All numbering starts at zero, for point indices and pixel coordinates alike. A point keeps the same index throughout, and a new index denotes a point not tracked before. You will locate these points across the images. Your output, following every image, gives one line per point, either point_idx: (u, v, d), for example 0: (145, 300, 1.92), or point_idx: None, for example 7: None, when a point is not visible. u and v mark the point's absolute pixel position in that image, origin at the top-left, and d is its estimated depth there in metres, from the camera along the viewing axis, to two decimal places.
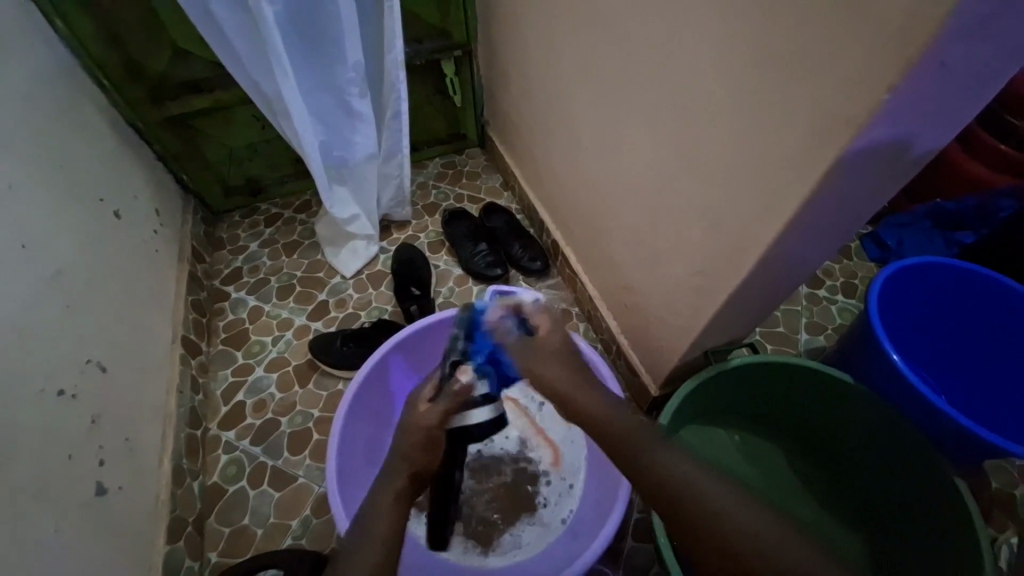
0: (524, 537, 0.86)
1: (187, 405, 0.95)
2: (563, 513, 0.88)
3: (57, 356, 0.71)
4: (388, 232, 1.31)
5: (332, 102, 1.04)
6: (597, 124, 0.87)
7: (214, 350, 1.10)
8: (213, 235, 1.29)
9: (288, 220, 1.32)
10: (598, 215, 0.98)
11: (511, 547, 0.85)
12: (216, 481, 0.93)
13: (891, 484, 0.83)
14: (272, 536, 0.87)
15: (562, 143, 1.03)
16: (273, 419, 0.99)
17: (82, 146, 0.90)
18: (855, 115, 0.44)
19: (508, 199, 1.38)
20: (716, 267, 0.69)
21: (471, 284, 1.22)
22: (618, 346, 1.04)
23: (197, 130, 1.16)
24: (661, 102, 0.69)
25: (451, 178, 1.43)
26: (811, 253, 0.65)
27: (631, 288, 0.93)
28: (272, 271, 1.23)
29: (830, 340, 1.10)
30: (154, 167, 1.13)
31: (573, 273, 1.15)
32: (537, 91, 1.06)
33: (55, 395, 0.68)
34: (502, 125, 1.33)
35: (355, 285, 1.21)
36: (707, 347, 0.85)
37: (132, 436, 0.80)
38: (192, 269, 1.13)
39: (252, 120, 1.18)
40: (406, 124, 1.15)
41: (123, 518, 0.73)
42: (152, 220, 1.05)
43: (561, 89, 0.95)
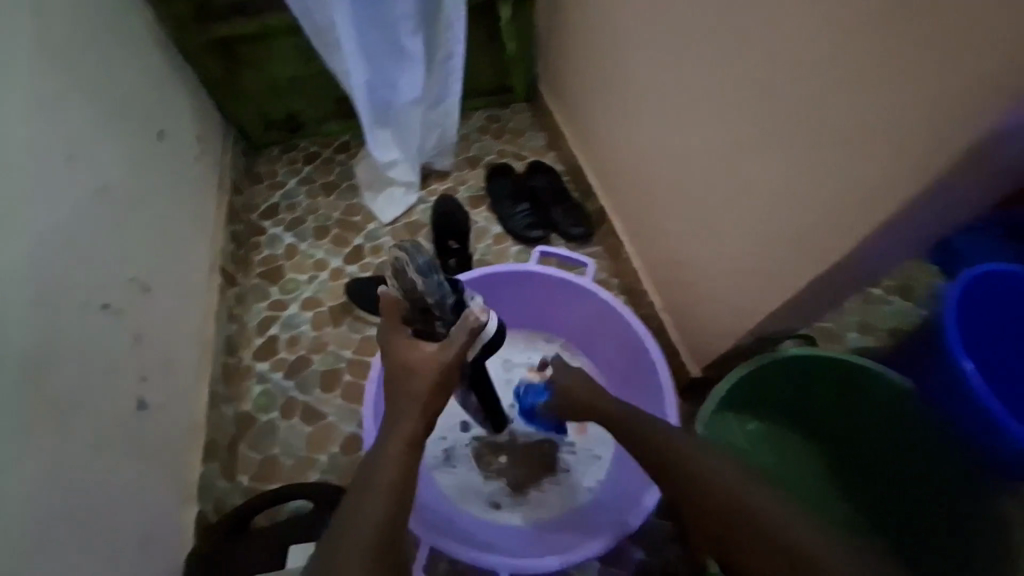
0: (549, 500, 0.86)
1: (222, 333, 0.96)
2: (589, 481, 0.87)
3: (102, 271, 0.70)
4: (427, 181, 1.27)
5: (383, 36, 0.98)
6: (669, 82, 0.80)
7: (250, 283, 1.09)
8: (251, 168, 1.27)
9: (327, 160, 1.29)
10: (654, 183, 0.92)
11: (539, 506, 0.86)
12: (247, 410, 0.94)
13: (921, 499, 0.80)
14: (300, 467, 0.89)
15: (623, 102, 0.96)
16: (305, 357, 1.00)
17: (128, 58, 0.86)
18: None
19: (553, 159, 1.32)
20: None
21: (509, 244, 1.18)
22: (660, 322, 1.01)
23: (241, 57, 1.12)
24: (753, 59, 0.63)
25: (495, 133, 1.37)
26: (903, 241, 0.59)
27: (683, 263, 0.89)
28: (310, 210, 1.21)
29: (881, 341, 1.05)
30: (197, 90, 1.10)
31: (619, 243, 1.10)
32: (601, 43, 0.99)
33: (100, 308, 0.68)
34: (555, 79, 1.26)
35: (391, 233, 1.18)
36: (758, 332, 0.81)
37: (171, 357, 0.81)
38: (230, 199, 1.12)
39: (298, 50, 1.13)
40: (457, 68, 1.08)
41: (160, 435, 0.75)
42: (194, 145, 1.03)
43: (632, 42, 0.88)
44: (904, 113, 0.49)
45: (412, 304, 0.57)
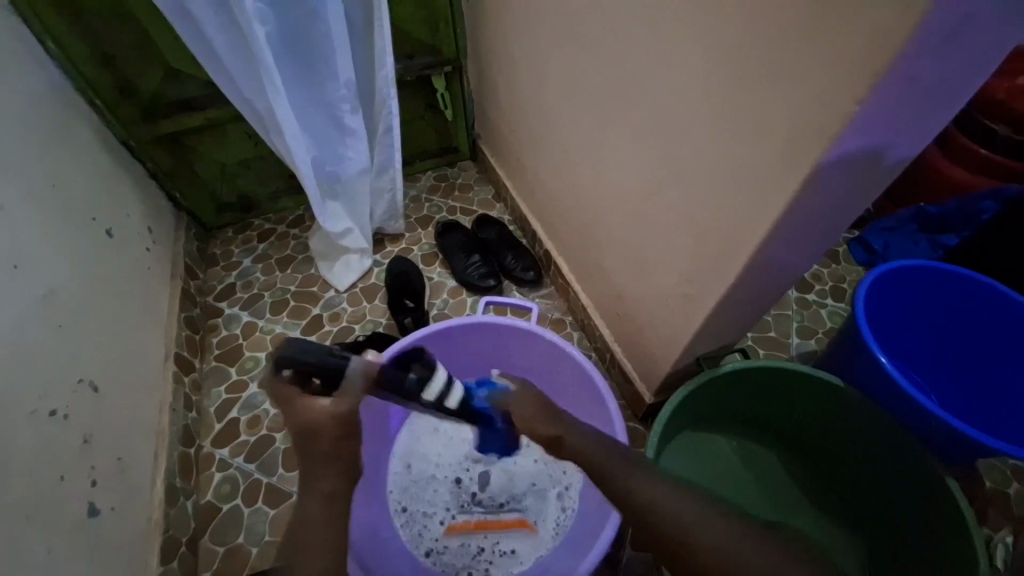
0: (535, 535, 0.85)
1: (180, 422, 0.95)
2: (564, 505, 0.87)
3: (47, 377, 0.70)
4: (382, 244, 1.32)
5: (324, 118, 1.05)
6: (584, 136, 0.89)
7: (208, 366, 1.09)
8: (206, 251, 1.29)
9: (281, 235, 1.32)
10: (587, 226, 0.99)
11: (524, 551, 0.84)
12: (210, 499, 0.92)
13: (872, 475, 0.85)
14: (268, 554, 0.86)
15: (552, 155, 1.05)
16: (268, 435, 0.99)
17: (73, 164, 0.89)
18: (830, 126, 0.45)
19: (500, 210, 1.39)
20: (704, 274, 0.70)
21: (466, 295, 1.22)
22: (612, 354, 1.05)
23: (189, 148, 1.16)
24: (643, 115, 0.71)
25: (443, 191, 1.44)
26: (795, 260, 0.66)
27: (623, 296, 0.94)
28: (266, 286, 1.23)
29: (821, 344, 1.12)
30: (146, 185, 1.13)
31: (566, 283, 1.15)
32: (525, 105, 1.08)
33: (48, 415, 0.68)
34: (492, 138, 1.35)
35: (348, 298, 1.21)
36: (699, 354, 0.86)
37: (124, 456, 0.79)
38: (185, 285, 1.13)
39: (245, 137, 1.19)
40: (397, 139, 1.16)
41: (114, 540, 0.73)
42: (145, 237, 1.05)
43: (550, 103, 0.97)
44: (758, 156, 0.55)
45: (413, 300, 1.16)
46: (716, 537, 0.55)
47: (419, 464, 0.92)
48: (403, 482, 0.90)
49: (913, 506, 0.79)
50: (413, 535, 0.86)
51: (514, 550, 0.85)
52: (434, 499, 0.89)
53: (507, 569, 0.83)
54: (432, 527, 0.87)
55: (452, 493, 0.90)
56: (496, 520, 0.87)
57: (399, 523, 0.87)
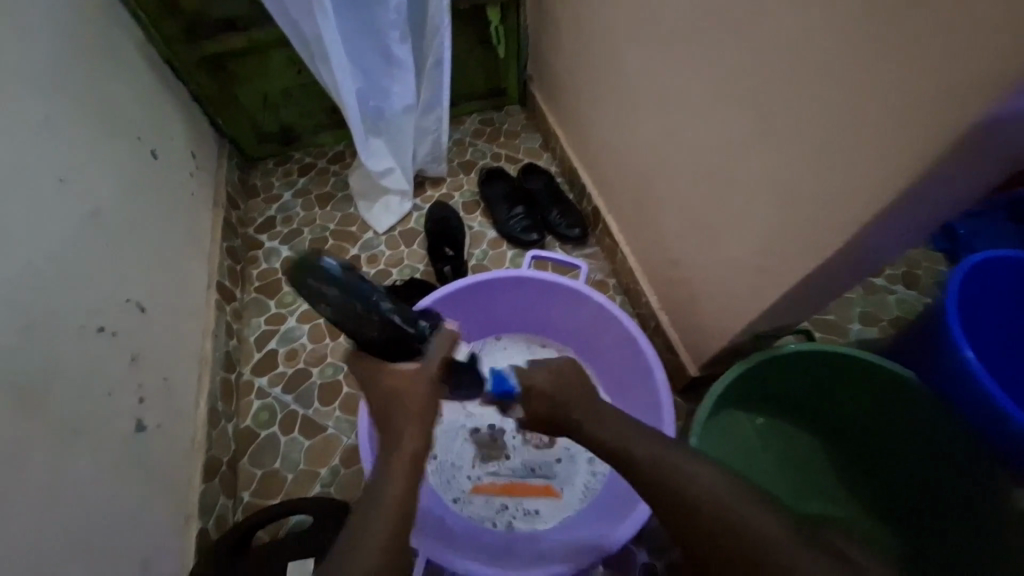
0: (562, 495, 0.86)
1: (222, 349, 0.97)
2: (594, 470, 0.87)
3: (95, 293, 0.70)
4: (422, 188, 1.27)
5: (371, 46, 0.98)
6: (657, 81, 0.79)
7: (249, 297, 1.10)
8: (247, 182, 1.28)
9: (322, 171, 1.29)
10: (646, 184, 0.91)
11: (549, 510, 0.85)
12: (249, 425, 0.95)
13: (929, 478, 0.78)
14: (302, 481, 0.90)
15: (613, 102, 0.95)
16: (304, 370, 1.00)
17: (116, 77, 0.86)
18: (1002, 73, 0.37)
19: (547, 161, 1.31)
20: (785, 245, 0.63)
21: (505, 248, 1.18)
22: (656, 322, 1.00)
23: (232, 72, 1.12)
24: (738, 57, 0.61)
25: (488, 136, 1.37)
26: (897, 236, 0.58)
27: (679, 263, 0.88)
28: (306, 222, 1.21)
29: (884, 332, 1.03)
30: (189, 108, 1.10)
31: (614, 244, 1.09)
32: (590, 42, 0.97)
33: (96, 331, 0.69)
34: (546, 80, 1.25)
35: (387, 241, 1.18)
36: (758, 331, 0.79)
37: (169, 377, 0.81)
38: (227, 215, 1.13)
39: (288, 63, 1.13)
40: (447, 74, 1.08)
41: (161, 454, 0.76)
42: (188, 162, 1.03)
43: (619, 41, 0.86)
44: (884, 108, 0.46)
45: (453, 248, 1.12)
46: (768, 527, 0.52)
47: (452, 413, 0.92)
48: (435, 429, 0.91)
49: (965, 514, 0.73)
50: (440, 483, 0.87)
51: (540, 507, 0.85)
52: (462, 452, 0.89)
53: (531, 524, 0.84)
54: (460, 475, 0.88)
55: (482, 445, 0.90)
56: (525, 477, 0.87)
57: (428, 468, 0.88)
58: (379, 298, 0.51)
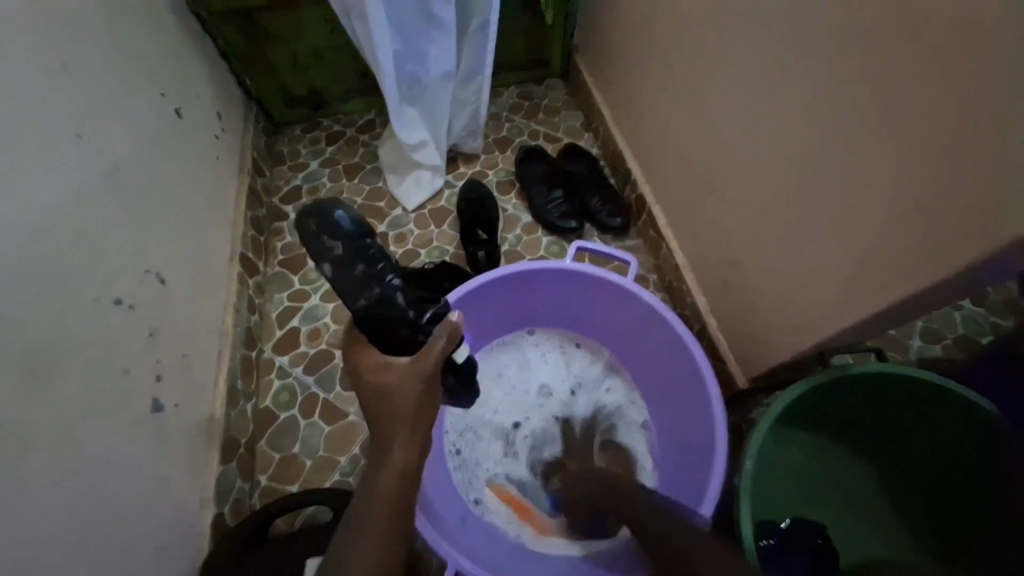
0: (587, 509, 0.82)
1: (243, 325, 0.93)
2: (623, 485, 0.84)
3: (112, 262, 0.66)
4: (455, 164, 1.20)
5: (412, 3, 0.89)
6: (735, 57, 0.70)
7: (271, 271, 1.06)
8: (273, 148, 1.22)
9: (350, 140, 1.22)
10: (706, 174, 0.83)
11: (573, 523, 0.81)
12: (268, 405, 0.92)
13: (991, 520, 0.71)
14: (321, 468, 0.86)
15: (675, 79, 0.86)
16: (326, 351, 0.96)
17: (139, 28, 0.80)
18: None
19: (589, 142, 1.22)
20: (882, 257, 0.54)
21: (540, 234, 1.11)
22: (702, 325, 0.92)
23: (261, 28, 1.04)
24: (850, 31, 0.52)
25: (527, 111, 1.27)
26: None
27: (737, 264, 0.80)
28: (332, 195, 1.15)
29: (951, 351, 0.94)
30: (216, 65, 1.03)
31: (660, 237, 1.01)
32: (654, 11, 0.87)
33: (114, 303, 0.65)
34: (595, 52, 1.14)
35: (416, 219, 1.12)
36: (828, 351, 0.69)
37: (189, 353, 0.78)
38: (252, 182, 1.07)
39: (319, 20, 1.05)
40: (491, 40, 0.98)
41: (179, 434, 0.73)
42: (213, 125, 0.97)
43: (691, 7, 0.76)
44: None
45: (486, 231, 1.06)
46: None
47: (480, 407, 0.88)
48: (461, 423, 0.87)
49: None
50: (463, 483, 0.82)
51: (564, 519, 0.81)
52: (487, 449, 0.86)
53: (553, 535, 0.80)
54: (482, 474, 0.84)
55: (507, 446, 0.87)
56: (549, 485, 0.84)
57: (451, 466, 0.83)
58: (389, 271, 0.47)
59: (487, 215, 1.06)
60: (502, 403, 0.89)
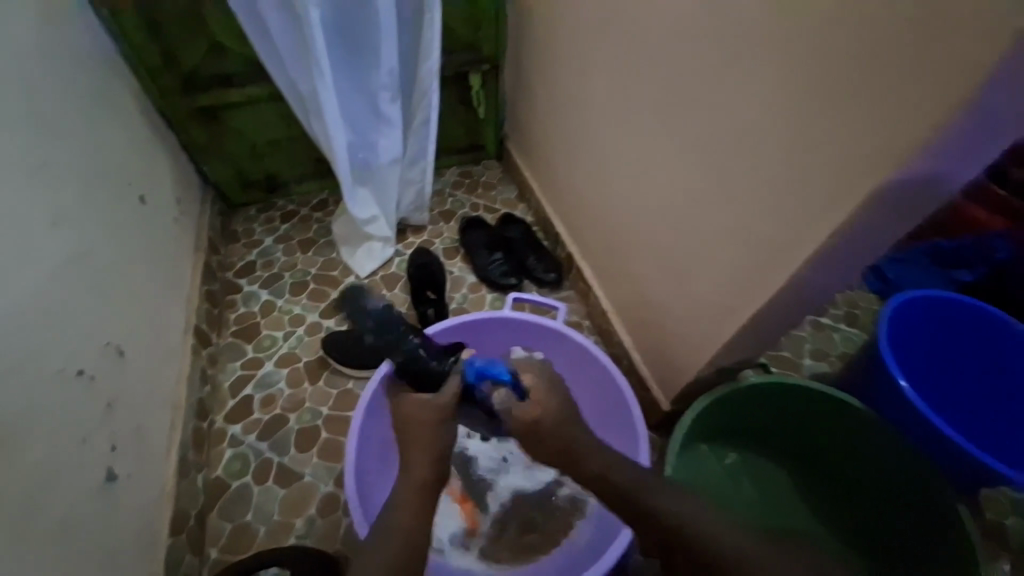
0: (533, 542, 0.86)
1: (195, 395, 0.94)
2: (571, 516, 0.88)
3: (76, 336, 0.69)
4: (404, 235, 1.32)
5: (363, 104, 1.05)
6: (624, 144, 0.90)
7: (224, 342, 1.08)
8: (228, 227, 1.29)
9: (304, 217, 1.32)
10: (617, 232, 1.00)
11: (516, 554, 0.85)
12: (219, 475, 0.91)
13: (881, 499, 0.86)
14: (275, 534, 0.86)
15: (585, 160, 1.06)
16: (281, 415, 0.98)
17: (112, 128, 0.89)
18: (899, 149, 0.46)
19: (523, 211, 1.40)
20: (742, 286, 0.71)
21: (485, 292, 1.23)
22: (630, 361, 1.05)
23: (223, 124, 1.16)
24: (694, 127, 0.72)
25: (467, 187, 1.45)
26: (835, 278, 0.66)
27: (649, 304, 0.95)
28: (287, 267, 1.22)
29: (834, 367, 1.13)
30: (177, 155, 1.13)
31: (588, 287, 1.16)
32: (564, 109, 1.09)
33: (75, 375, 0.68)
34: (522, 138, 1.36)
35: (369, 285, 1.21)
36: (722, 365, 0.86)
37: (142, 424, 0.79)
38: (207, 259, 1.13)
39: (278, 117, 1.19)
40: (432, 132, 1.16)
41: (128, 507, 0.72)
42: (173, 208, 1.05)
43: (590, 107, 0.98)
44: (809, 174, 0.56)
45: (434, 291, 1.16)
46: None
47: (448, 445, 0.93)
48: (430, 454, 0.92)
49: (928, 539, 0.79)
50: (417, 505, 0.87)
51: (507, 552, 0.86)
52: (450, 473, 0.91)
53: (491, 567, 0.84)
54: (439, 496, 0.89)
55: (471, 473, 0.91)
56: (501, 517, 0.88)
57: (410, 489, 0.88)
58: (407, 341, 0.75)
59: (433, 275, 1.18)
60: (473, 442, 0.93)
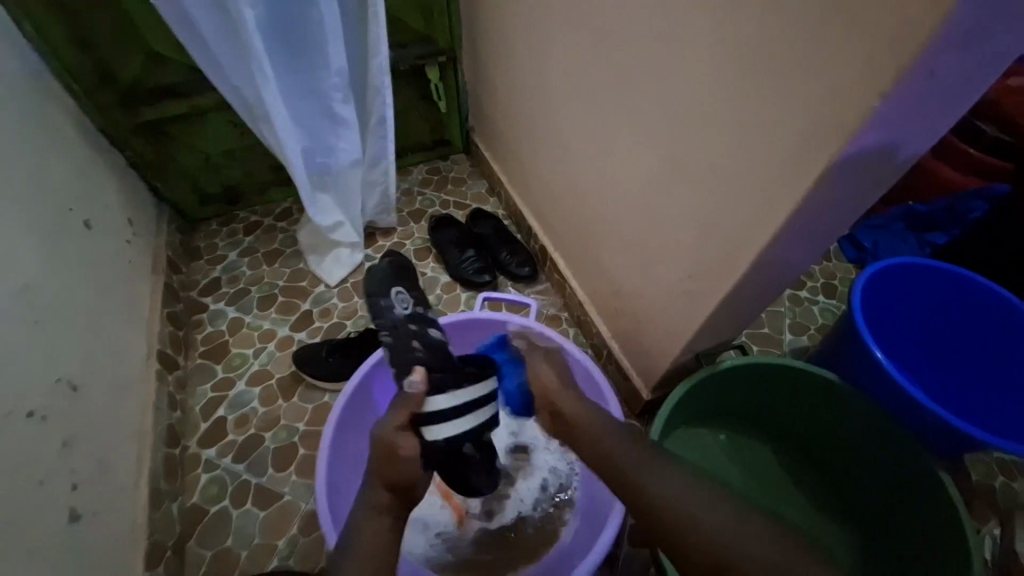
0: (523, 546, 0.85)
1: (164, 422, 0.91)
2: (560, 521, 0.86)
3: (24, 376, 0.66)
4: (373, 238, 1.29)
5: (314, 107, 1.01)
6: (584, 130, 0.87)
7: (192, 364, 1.05)
8: (189, 244, 1.24)
9: (268, 228, 1.28)
10: (586, 221, 0.98)
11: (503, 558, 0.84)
12: (196, 501, 0.89)
13: (866, 469, 0.86)
14: (258, 557, 0.84)
15: (549, 149, 1.03)
16: (256, 435, 0.96)
17: (49, 151, 0.85)
18: (848, 122, 0.45)
19: (494, 205, 1.37)
20: (708, 270, 0.70)
21: (460, 291, 1.20)
22: (609, 351, 1.04)
23: (172, 137, 1.11)
24: (649, 110, 0.70)
25: (436, 184, 1.42)
26: (801, 255, 0.65)
27: (622, 293, 0.94)
28: (253, 281, 1.19)
29: (813, 340, 1.13)
30: (125, 174, 1.08)
31: (562, 279, 1.14)
32: (524, 98, 1.06)
33: (25, 416, 0.64)
34: (487, 130, 1.32)
35: (339, 293, 1.18)
36: (699, 350, 0.85)
37: (106, 458, 0.76)
38: (168, 279, 1.09)
39: (230, 126, 1.14)
40: (391, 130, 1.12)
41: (97, 546, 0.70)
42: (125, 230, 1.00)
43: (549, 95, 0.95)
44: (763, 153, 0.55)
45: None
46: None
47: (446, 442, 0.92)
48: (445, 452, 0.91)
49: (914, 511, 0.79)
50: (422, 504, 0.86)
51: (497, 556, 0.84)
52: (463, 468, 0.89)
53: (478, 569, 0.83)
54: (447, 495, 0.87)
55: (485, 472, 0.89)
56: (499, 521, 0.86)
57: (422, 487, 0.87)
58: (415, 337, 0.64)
59: None
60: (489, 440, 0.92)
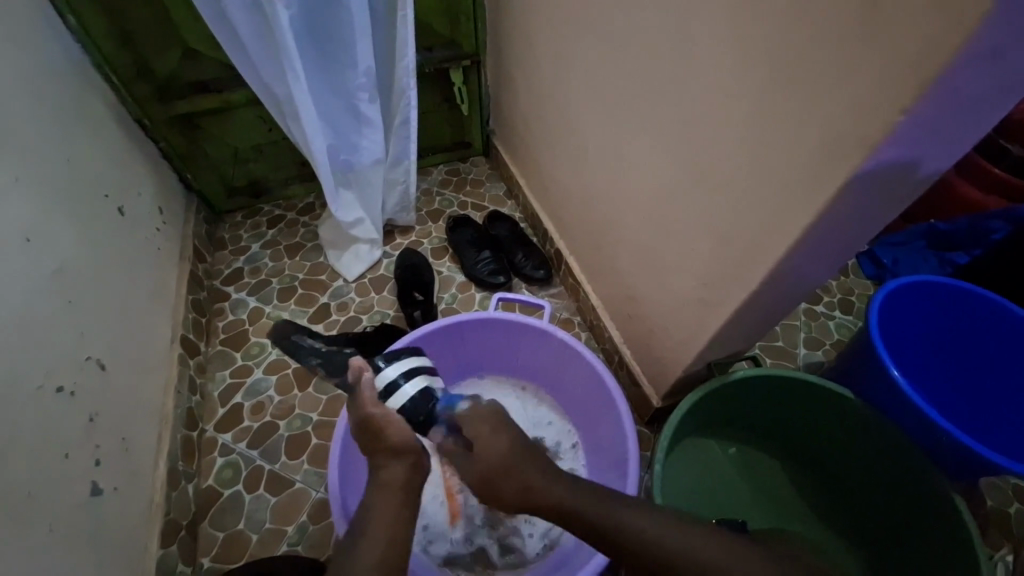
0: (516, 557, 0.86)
1: (184, 405, 0.94)
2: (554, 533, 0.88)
3: (55, 353, 0.69)
4: (392, 236, 1.32)
5: (340, 105, 1.04)
6: (604, 137, 0.88)
7: (213, 350, 1.08)
8: (214, 235, 1.28)
9: (291, 222, 1.31)
10: (601, 226, 0.99)
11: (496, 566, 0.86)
12: (211, 484, 0.91)
13: (877, 487, 0.85)
14: (267, 541, 0.86)
15: (568, 154, 1.04)
16: (271, 422, 0.98)
17: (88, 140, 0.89)
18: (870, 135, 0.45)
19: (511, 207, 1.39)
20: (724, 279, 0.70)
21: (474, 291, 1.22)
22: (620, 356, 1.05)
23: (203, 130, 1.15)
24: (670, 118, 0.70)
25: (455, 185, 1.44)
26: (817, 268, 0.65)
27: (635, 299, 0.94)
28: (274, 273, 1.22)
29: (828, 355, 1.12)
30: (158, 164, 1.12)
31: (576, 283, 1.15)
32: (545, 103, 1.07)
33: (54, 392, 0.67)
34: (507, 134, 1.34)
35: (357, 288, 1.20)
36: (711, 359, 0.85)
37: (128, 436, 0.79)
38: (193, 268, 1.12)
39: (258, 121, 1.18)
40: (414, 130, 1.15)
41: (115, 520, 0.72)
42: (155, 218, 1.04)
43: (570, 100, 0.96)
44: (783, 164, 0.55)
45: (423, 293, 1.15)
46: (719, 547, 0.56)
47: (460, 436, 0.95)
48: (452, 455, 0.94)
49: (927, 533, 0.77)
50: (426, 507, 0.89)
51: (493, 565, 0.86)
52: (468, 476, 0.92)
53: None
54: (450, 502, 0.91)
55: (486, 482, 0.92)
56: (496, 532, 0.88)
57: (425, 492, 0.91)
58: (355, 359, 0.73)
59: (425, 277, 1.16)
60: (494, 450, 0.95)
